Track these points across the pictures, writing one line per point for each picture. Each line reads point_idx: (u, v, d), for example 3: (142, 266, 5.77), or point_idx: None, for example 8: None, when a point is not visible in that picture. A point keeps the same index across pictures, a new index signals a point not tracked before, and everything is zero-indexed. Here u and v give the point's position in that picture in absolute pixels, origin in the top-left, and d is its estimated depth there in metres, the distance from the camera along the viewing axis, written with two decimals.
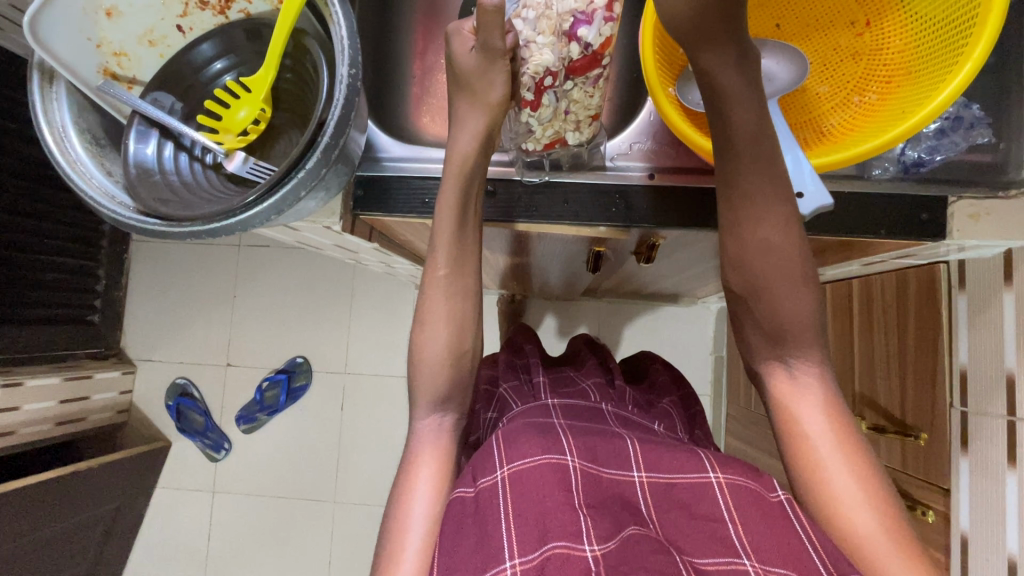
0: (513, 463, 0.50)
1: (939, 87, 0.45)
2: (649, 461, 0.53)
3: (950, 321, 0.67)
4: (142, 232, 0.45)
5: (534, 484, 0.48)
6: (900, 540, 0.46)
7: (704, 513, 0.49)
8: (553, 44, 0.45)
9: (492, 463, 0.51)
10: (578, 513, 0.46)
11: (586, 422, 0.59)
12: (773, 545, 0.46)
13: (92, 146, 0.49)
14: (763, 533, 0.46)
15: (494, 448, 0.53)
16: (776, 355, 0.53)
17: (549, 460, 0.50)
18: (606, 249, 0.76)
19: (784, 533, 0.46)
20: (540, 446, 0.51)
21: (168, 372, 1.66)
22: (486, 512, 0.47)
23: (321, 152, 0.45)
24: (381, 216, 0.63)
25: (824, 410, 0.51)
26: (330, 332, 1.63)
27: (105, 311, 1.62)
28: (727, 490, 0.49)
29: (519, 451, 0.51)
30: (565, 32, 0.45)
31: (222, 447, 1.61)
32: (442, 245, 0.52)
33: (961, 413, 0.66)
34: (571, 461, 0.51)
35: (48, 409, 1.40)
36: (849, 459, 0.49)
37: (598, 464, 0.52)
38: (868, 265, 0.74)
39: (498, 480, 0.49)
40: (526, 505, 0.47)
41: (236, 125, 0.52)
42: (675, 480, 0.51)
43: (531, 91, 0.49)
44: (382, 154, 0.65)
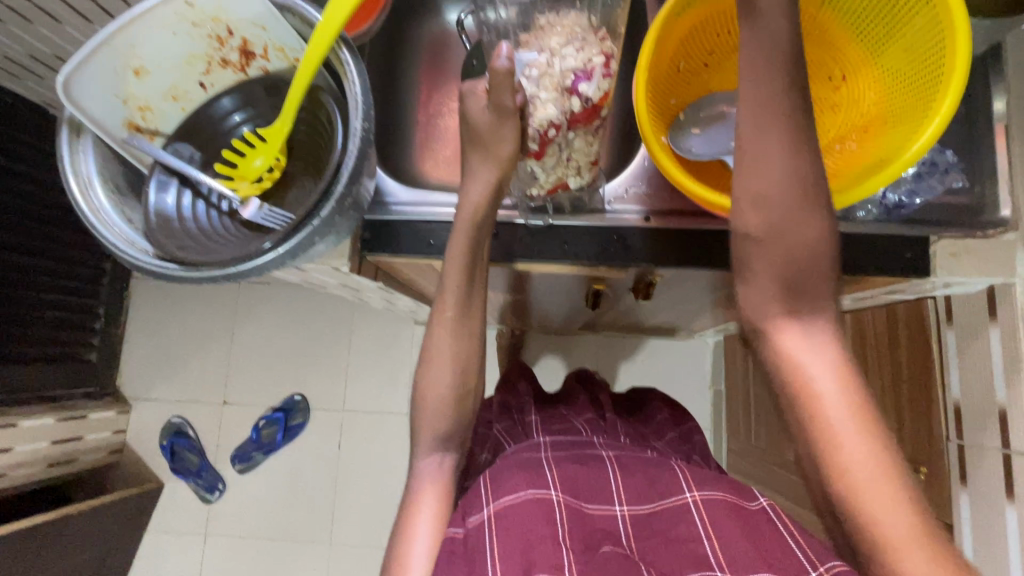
0: (498, 500, 0.51)
1: (912, 138, 0.48)
2: (631, 493, 0.54)
3: (942, 356, 0.68)
4: (161, 276, 0.47)
5: (518, 520, 0.48)
6: (906, 492, 0.41)
7: (680, 533, 0.49)
8: (556, 99, 0.50)
9: (479, 502, 0.52)
10: (561, 545, 0.47)
11: (569, 453, 0.60)
12: (747, 553, 0.46)
13: (114, 194, 0.51)
14: (738, 544, 0.47)
15: (481, 486, 0.54)
16: (784, 308, 0.46)
17: (533, 496, 0.50)
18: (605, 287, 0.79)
19: (759, 542, 0.47)
20: (525, 480, 0.52)
21: (163, 411, 1.64)
22: (473, 550, 0.48)
23: (335, 202, 0.47)
24: (389, 257, 0.66)
25: (827, 361, 0.45)
26: (328, 368, 1.63)
27: (103, 348, 1.61)
28: (703, 507, 0.50)
29: (500, 489, 0.52)
30: (567, 88, 0.49)
31: (216, 488, 1.58)
32: (450, 290, 0.54)
33: (958, 446, 0.67)
34: (554, 495, 0.51)
35: (40, 450, 1.38)
36: (862, 424, 0.43)
37: (580, 498, 0.53)
38: (859, 300, 0.76)
39: (485, 518, 0.50)
40: (512, 542, 0.47)
41: (251, 173, 0.55)
42: (657, 508, 0.52)
43: (537, 142, 0.52)
44: (388, 198, 0.67)
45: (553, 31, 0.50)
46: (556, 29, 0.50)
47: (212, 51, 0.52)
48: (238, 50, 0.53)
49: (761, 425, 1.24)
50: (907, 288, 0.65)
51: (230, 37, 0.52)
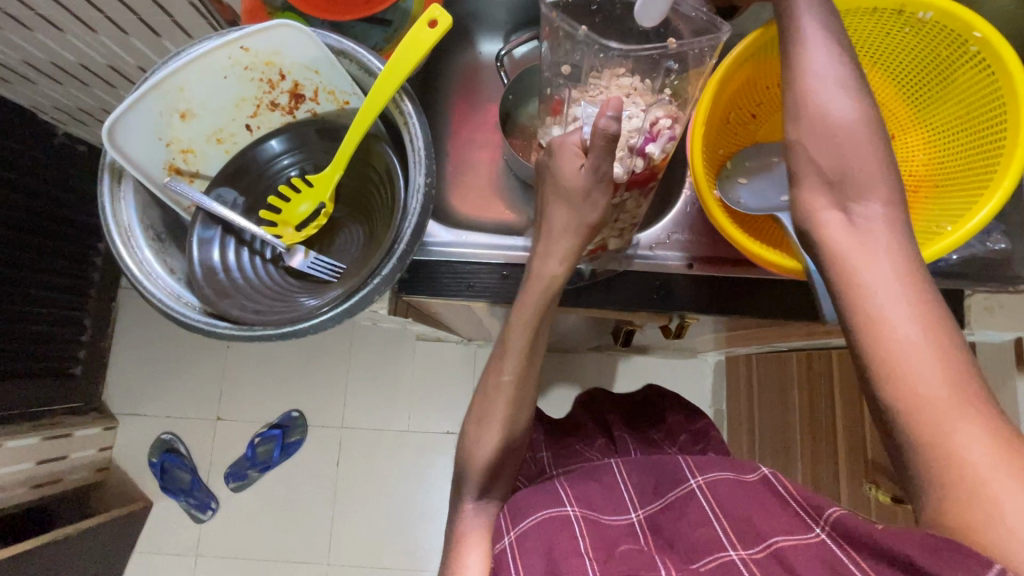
0: (518, 526, 0.49)
1: (970, 206, 0.49)
2: (643, 497, 0.53)
3: None
4: (211, 334, 0.45)
5: (539, 540, 0.47)
6: (978, 406, 0.36)
7: (691, 519, 0.48)
8: (622, 158, 0.52)
9: (500, 531, 0.50)
10: (586, 558, 0.45)
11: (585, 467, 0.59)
12: (751, 529, 0.45)
13: (155, 243, 0.48)
14: (745, 521, 0.45)
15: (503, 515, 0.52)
16: (830, 191, 0.45)
17: (548, 514, 0.49)
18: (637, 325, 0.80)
19: (768, 513, 0.46)
20: (539, 500, 0.51)
21: (153, 427, 1.59)
22: None
23: (397, 260, 0.45)
24: (428, 298, 0.64)
25: (921, 314, 0.39)
26: (328, 384, 1.60)
27: (89, 362, 1.55)
28: (709, 490, 0.49)
29: (516, 511, 0.51)
30: (633, 148, 0.52)
31: (208, 506, 1.53)
32: (513, 354, 0.54)
33: None
34: (571, 510, 0.50)
35: (23, 471, 1.32)
36: (918, 308, 0.39)
37: (600, 509, 0.52)
38: None
39: (507, 545, 0.48)
40: (537, 563, 0.45)
41: (295, 218, 0.52)
42: (668, 500, 0.51)
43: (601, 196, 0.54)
44: (427, 238, 0.65)
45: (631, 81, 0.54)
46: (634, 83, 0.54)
47: (262, 94, 0.50)
48: (288, 93, 0.51)
49: (765, 448, 1.26)
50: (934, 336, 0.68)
51: (282, 81, 0.50)
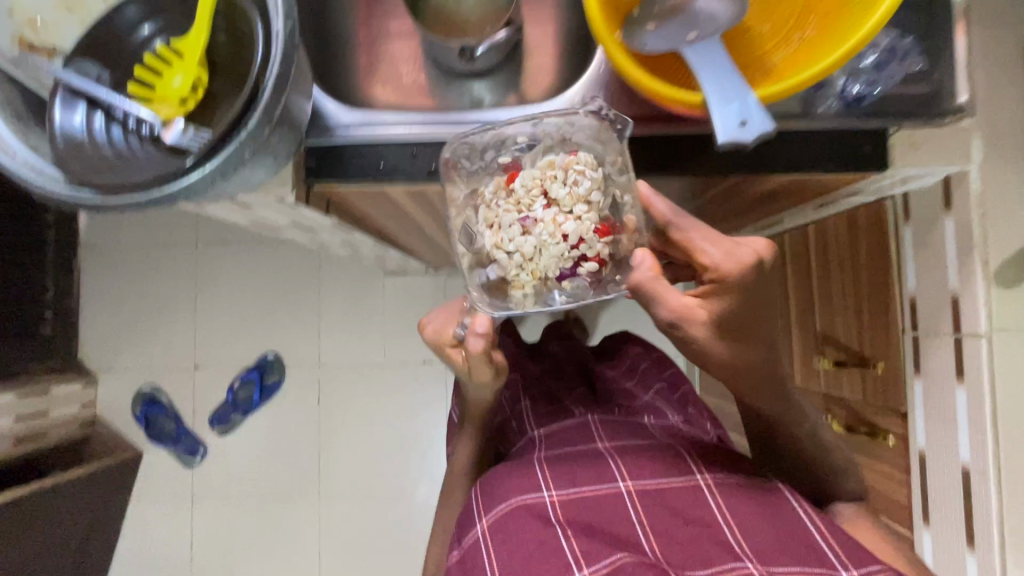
0: (492, 513, 0.62)
1: (870, 10, 0.48)
2: (633, 474, 0.63)
3: (898, 250, 0.70)
4: (80, 206, 0.43)
5: (510, 531, 0.59)
6: None
7: (696, 517, 0.59)
8: (564, 260, 0.56)
9: (474, 520, 0.63)
10: (562, 541, 0.57)
11: (569, 452, 0.68)
12: (765, 544, 0.56)
13: (15, 122, 0.46)
14: (756, 538, 0.57)
15: (474, 507, 0.64)
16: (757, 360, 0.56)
17: (520, 501, 0.61)
18: None
19: (782, 534, 0.56)
20: (517, 487, 0.62)
21: (132, 380, 1.60)
22: (475, 561, 0.59)
23: (264, 112, 0.44)
24: (337, 183, 0.63)
25: None
26: (299, 325, 1.60)
27: (58, 322, 1.54)
28: (712, 491, 0.61)
29: (490, 502, 0.63)
30: (572, 257, 0.56)
31: (197, 451, 1.57)
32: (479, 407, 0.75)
33: (912, 337, 0.68)
34: (549, 495, 0.61)
35: (4, 426, 1.33)
36: None
37: (578, 485, 0.62)
38: (821, 207, 0.78)
39: (481, 534, 0.61)
40: (512, 550, 0.57)
41: (172, 94, 0.49)
42: (663, 487, 0.62)
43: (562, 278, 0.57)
44: (331, 121, 0.62)
45: (583, 173, 0.56)
46: (594, 171, 0.56)
47: None
48: None
49: None
50: (867, 185, 0.67)
51: None
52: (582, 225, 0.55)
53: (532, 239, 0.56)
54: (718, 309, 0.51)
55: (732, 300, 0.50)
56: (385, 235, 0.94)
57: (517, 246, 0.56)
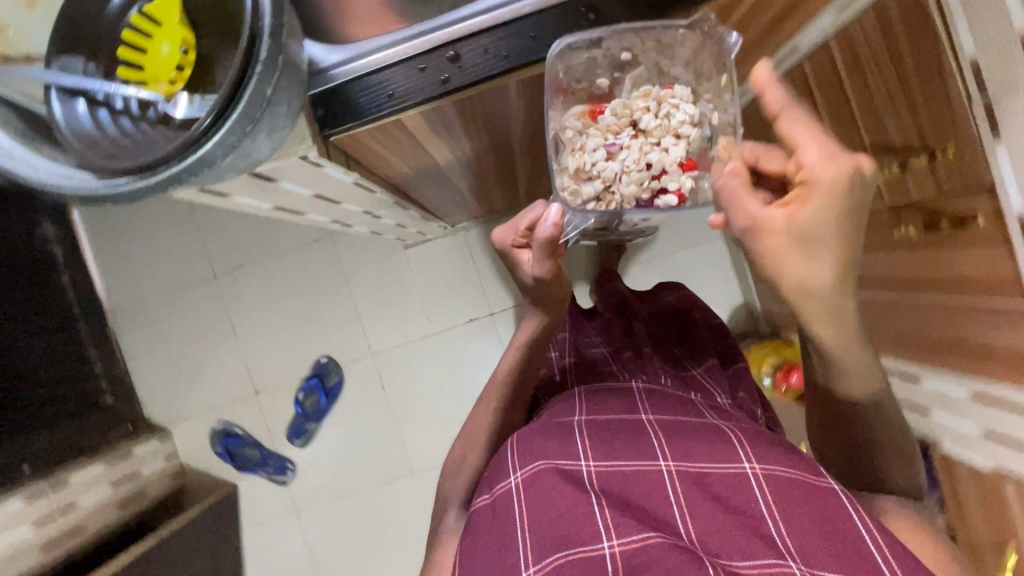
0: (525, 468, 0.61)
1: None
2: (676, 452, 0.60)
3: (946, 18, 0.63)
4: (118, 198, 0.41)
5: (542, 488, 0.59)
6: None
7: (741, 507, 0.56)
8: (644, 185, 0.61)
9: (505, 471, 0.62)
10: (596, 513, 0.56)
11: (609, 420, 0.66)
12: (813, 536, 0.52)
13: (25, 140, 0.44)
14: (805, 528, 0.53)
15: (507, 455, 0.64)
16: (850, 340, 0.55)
17: (558, 466, 0.60)
18: None
19: (825, 523, 0.53)
20: (552, 448, 0.62)
21: (203, 423, 1.62)
22: (503, 511, 0.59)
23: (270, 39, 0.41)
24: (355, 129, 0.59)
25: None
26: (341, 322, 1.60)
27: (114, 389, 1.55)
28: (762, 477, 0.57)
29: (525, 456, 0.62)
30: (652, 186, 0.62)
31: (286, 468, 1.59)
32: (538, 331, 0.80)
33: (986, 103, 0.62)
34: (585, 464, 0.61)
35: (105, 495, 1.42)
36: None
37: (616, 458, 0.61)
38: (841, 9, 0.75)
39: (512, 484, 0.61)
40: (541, 510, 0.57)
41: (165, 64, 0.48)
42: (708, 470, 0.59)
43: (646, 195, 0.62)
44: (323, 65, 0.59)
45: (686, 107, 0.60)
46: (688, 104, 0.61)
47: None
48: None
49: None
50: None
51: None
52: (666, 156, 0.61)
53: (615, 164, 0.61)
54: (805, 216, 0.46)
55: (820, 209, 0.46)
56: (406, 190, 0.90)
57: (598, 171, 0.61)
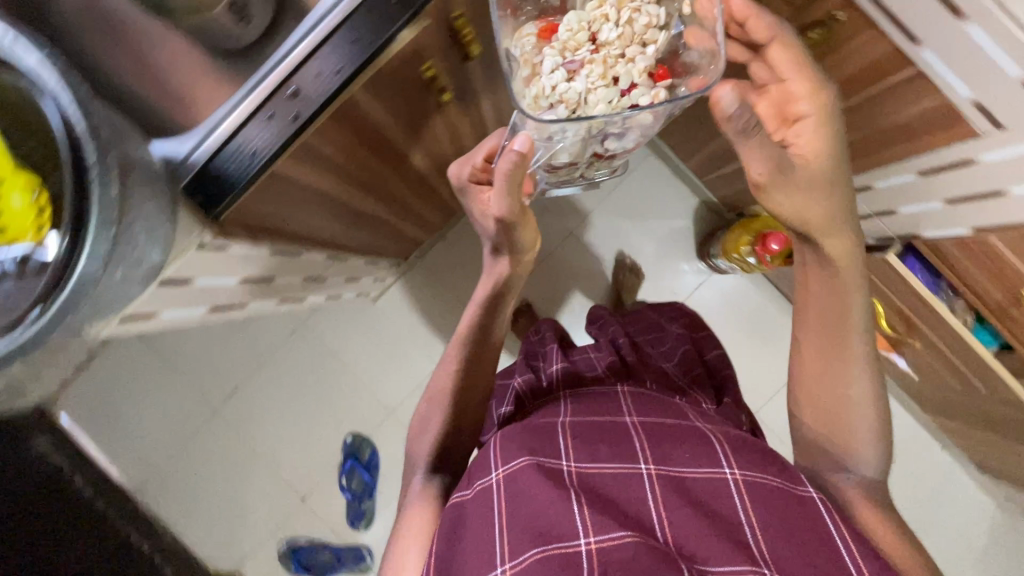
0: (505, 467, 0.64)
1: None
2: (657, 456, 0.65)
3: None
4: (35, 342, 0.47)
5: (522, 484, 0.61)
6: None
7: (718, 510, 0.60)
8: (610, 86, 0.62)
9: (488, 467, 0.66)
10: (574, 507, 0.58)
11: (595, 424, 0.71)
12: (785, 541, 0.57)
13: None
14: (779, 536, 0.58)
15: (490, 456, 0.67)
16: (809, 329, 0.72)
17: (540, 463, 0.63)
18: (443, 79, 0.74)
19: (800, 531, 0.58)
20: (532, 449, 0.65)
21: (266, 551, 1.58)
22: (481, 505, 0.62)
23: (96, 153, 0.47)
24: (237, 199, 0.59)
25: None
26: (351, 394, 1.60)
27: (169, 559, 1.51)
28: (739, 481, 0.62)
29: (508, 455, 0.65)
30: (622, 87, 0.62)
31: (363, 554, 1.56)
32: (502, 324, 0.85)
33: None
34: (565, 465, 0.64)
35: None
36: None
37: (596, 461, 0.64)
38: None
39: (493, 480, 0.64)
40: (517, 506, 0.60)
41: (20, 213, 0.52)
42: (686, 474, 0.63)
43: (621, 98, 0.62)
44: (180, 156, 0.59)
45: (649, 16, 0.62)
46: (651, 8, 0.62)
47: None
48: None
49: None
50: None
51: None
52: (637, 62, 0.62)
53: (577, 83, 0.61)
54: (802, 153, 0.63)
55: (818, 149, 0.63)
56: (333, 237, 0.91)
57: (563, 93, 0.61)
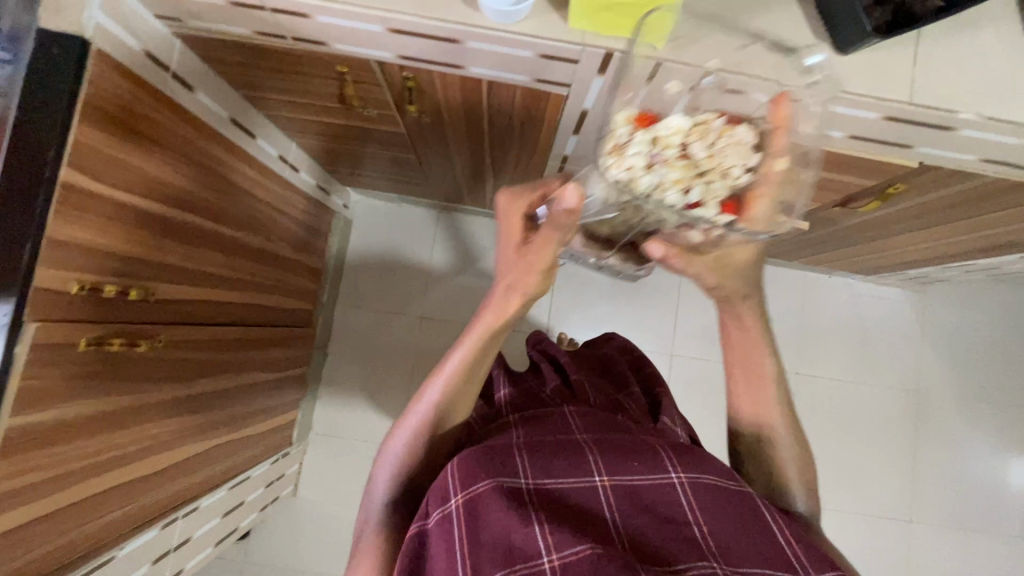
0: (462, 490, 0.61)
1: None
2: (611, 466, 0.63)
3: (224, 35, 0.74)
4: None
5: (481, 513, 0.58)
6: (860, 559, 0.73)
7: (670, 515, 0.61)
8: (732, 176, 0.49)
9: (446, 492, 0.62)
10: (535, 528, 0.56)
11: (549, 437, 0.68)
12: (733, 537, 0.60)
13: None
14: (725, 531, 0.60)
15: (443, 477, 0.63)
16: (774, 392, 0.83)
17: (496, 485, 0.60)
18: (127, 337, 0.76)
19: (742, 519, 0.62)
20: (488, 471, 0.61)
21: None
22: (441, 536, 0.59)
23: None
24: None
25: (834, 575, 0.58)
26: None
27: None
28: (687, 486, 0.63)
29: (464, 476, 0.62)
30: (741, 177, 0.49)
31: None
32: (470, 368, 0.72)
33: (292, 38, 0.71)
34: (523, 483, 0.61)
35: None
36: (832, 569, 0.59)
37: (553, 476, 0.62)
38: (196, 78, 0.83)
39: (451, 508, 0.60)
40: (475, 533, 0.58)
41: None
42: (638, 483, 0.62)
43: (738, 193, 0.49)
44: None
45: (744, 154, 0.50)
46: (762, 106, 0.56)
47: None
48: None
49: (403, 175, 1.35)
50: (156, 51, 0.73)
51: None
52: (763, 160, 0.50)
53: (683, 160, 0.49)
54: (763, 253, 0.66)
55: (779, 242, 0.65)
56: (163, 500, 0.92)
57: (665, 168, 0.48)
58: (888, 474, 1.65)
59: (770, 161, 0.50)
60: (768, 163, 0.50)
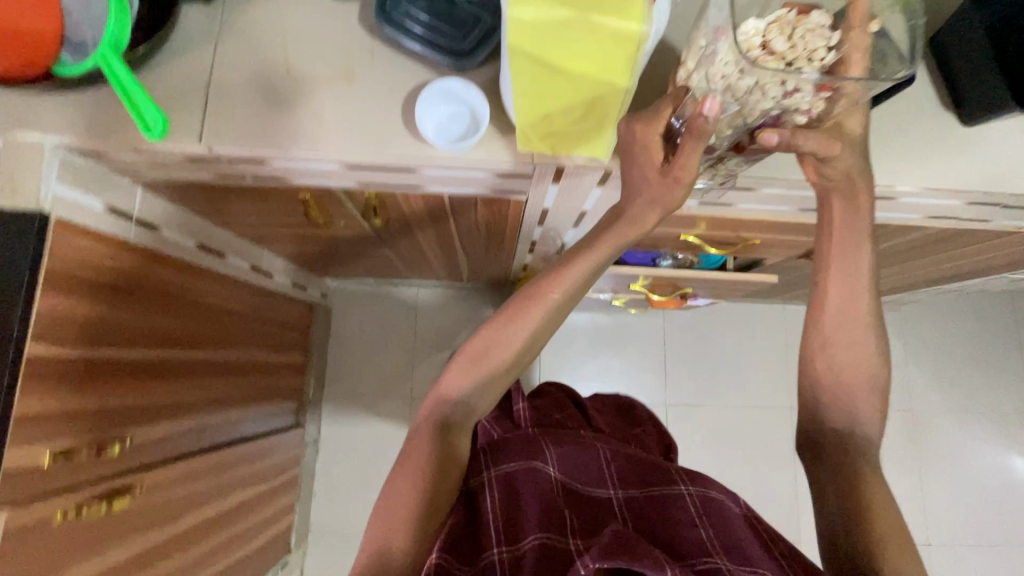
0: (507, 466, 0.76)
1: None
2: (620, 473, 0.80)
3: (187, 181, 0.75)
4: None
5: (522, 483, 0.74)
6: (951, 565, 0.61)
7: (677, 521, 0.73)
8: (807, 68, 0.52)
9: (494, 463, 0.77)
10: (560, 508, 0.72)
11: (579, 451, 0.81)
12: (726, 536, 0.70)
13: None
14: (721, 532, 0.70)
15: (494, 452, 0.79)
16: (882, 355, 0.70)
17: (534, 467, 0.76)
18: (103, 497, 0.73)
19: (729, 523, 0.72)
20: (528, 454, 0.77)
21: None
22: (487, 495, 0.73)
23: None
24: None
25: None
26: None
27: None
28: (688, 496, 0.75)
29: (509, 457, 0.77)
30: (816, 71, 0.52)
31: None
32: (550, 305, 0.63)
33: (253, 178, 0.73)
34: (551, 471, 0.77)
35: None
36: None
37: (576, 477, 0.79)
38: (163, 219, 0.84)
39: (497, 476, 0.75)
40: (514, 499, 0.72)
41: None
42: (646, 490, 0.78)
43: (817, 88, 0.52)
44: None
45: (824, 35, 0.54)
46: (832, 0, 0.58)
47: None
48: None
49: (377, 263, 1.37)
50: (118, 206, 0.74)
51: None
52: (833, 54, 0.54)
53: (769, 56, 0.52)
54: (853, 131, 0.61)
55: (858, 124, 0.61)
56: None
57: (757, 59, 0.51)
58: (902, 495, 1.63)
59: (851, 33, 0.54)
60: (849, 37, 0.54)
